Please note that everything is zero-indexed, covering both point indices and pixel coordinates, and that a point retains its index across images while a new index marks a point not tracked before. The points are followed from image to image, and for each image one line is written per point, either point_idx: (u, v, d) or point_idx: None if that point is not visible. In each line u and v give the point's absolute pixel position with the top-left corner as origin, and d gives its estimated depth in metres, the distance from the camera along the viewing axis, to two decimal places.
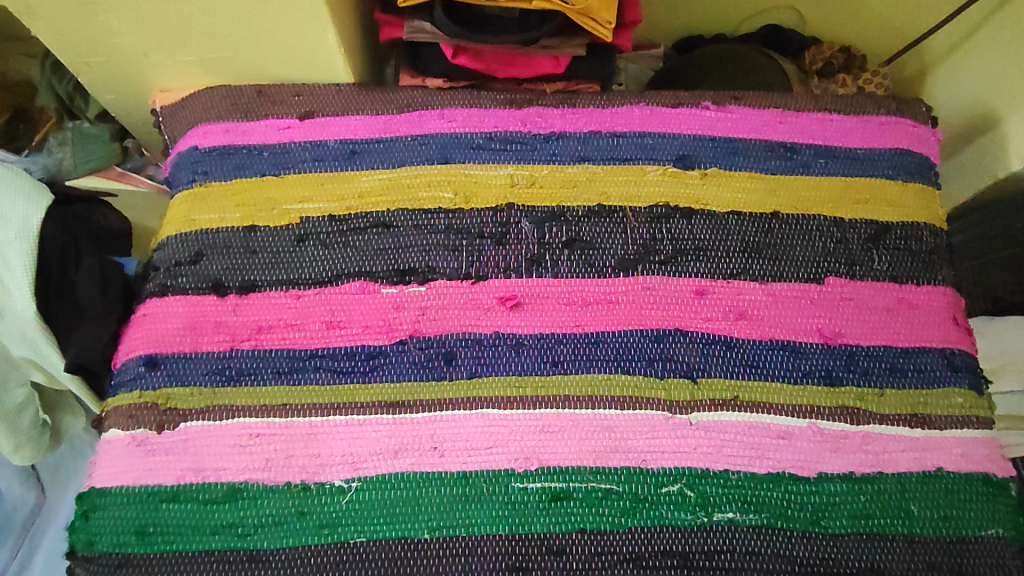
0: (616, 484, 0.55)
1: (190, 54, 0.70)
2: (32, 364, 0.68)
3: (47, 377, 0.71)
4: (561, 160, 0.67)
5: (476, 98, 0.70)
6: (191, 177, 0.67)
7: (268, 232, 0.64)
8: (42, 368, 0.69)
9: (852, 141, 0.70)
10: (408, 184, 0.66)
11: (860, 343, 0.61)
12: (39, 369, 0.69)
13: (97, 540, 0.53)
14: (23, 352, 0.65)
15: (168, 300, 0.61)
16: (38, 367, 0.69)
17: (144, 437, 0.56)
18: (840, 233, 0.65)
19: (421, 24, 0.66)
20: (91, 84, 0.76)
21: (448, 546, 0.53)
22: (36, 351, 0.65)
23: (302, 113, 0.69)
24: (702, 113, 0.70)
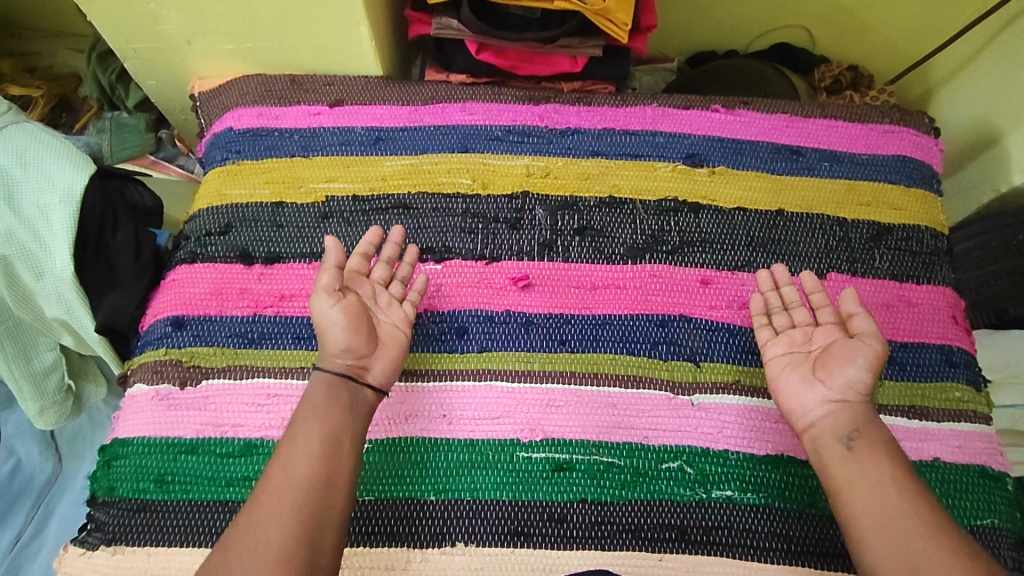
0: (618, 457, 0.57)
1: (230, 42, 0.75)
2: (65, 327, 0.72)
3: (77, 342, 0.74)
4: (575, 153, 0.70)
5: (497, 93, 0.74)
6: (224, 155, 0.72)
7: (296, 208, 0.68)
8: (74, 331, 0.72)
9: (856, 147, 0.73)
10: (430, 170, 0.70)
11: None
12: (71, 333, 0.73)
13: (118, 486, 0.56)
14: (58, 313, 0.69)
15: (197, 266, 0.65)
16: (70, 331, 0.72)
17: (168, 392, 0.59)
18: (843, 231, 0.68)
19: (448, 20, 0.70)
20: (134, 69, 0.80)
21: (454, 507, 0.56)
22: (70, 312, 0.69)
23: (331, 101, 0.73)
24: (713, 115, 0.73)
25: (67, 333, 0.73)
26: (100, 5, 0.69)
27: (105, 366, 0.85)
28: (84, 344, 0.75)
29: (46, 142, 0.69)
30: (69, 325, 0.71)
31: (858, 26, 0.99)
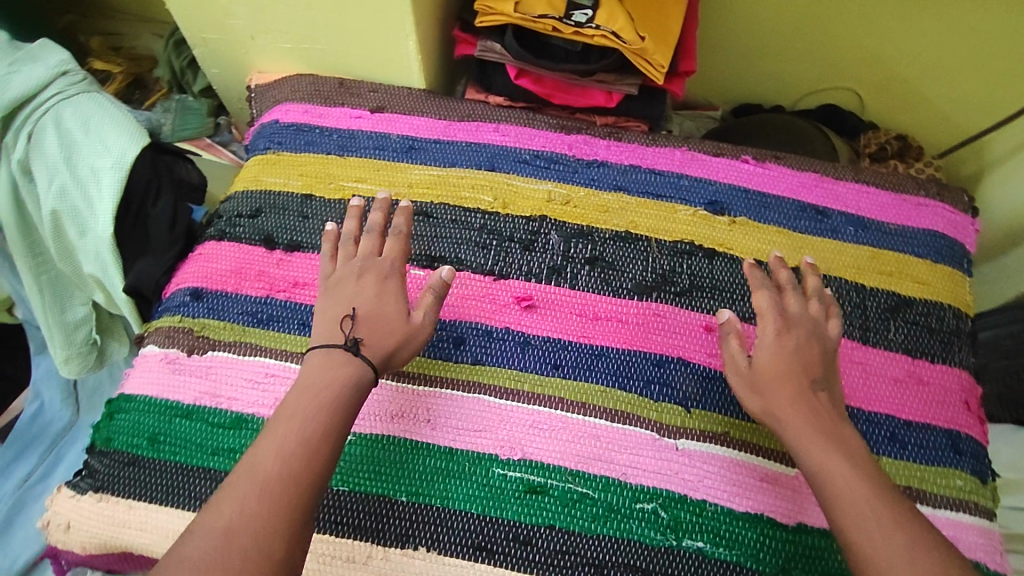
0: (593, 490, 0.57)
1: (290, 42, 0.80)
2: (100, 285, 0.77)
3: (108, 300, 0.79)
4: (598, 185, 0.71)
5: (531, 118, 0.76)
6: (267, 144, 0.76)
7: (323, 202, 0.71)
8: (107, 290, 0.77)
9: (885, 216, 0.71)
10: (455, 183, 0.72)
11: (865, 409, 0.60)
12: (104, 291, 0.78)
13: (115, 438, 0.59)
14: (95, 269, 0.74)
15: (223, 244, 0.69)
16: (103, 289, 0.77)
17: (176, 357, 0.62)
18: (859, 298, 0.66)
19: (491, 45, 0.73)
20: (202, 57, 0.87)
21: (428, 511, 0.56)
22: (106, 270, 0.73)
23: (373, 107, 0.77)
24: (741, 165, 0.73)
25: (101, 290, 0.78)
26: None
27: (130, 326, 0.89)
28: (114, 304, 0.79)
29: (110, 111, 0.74)
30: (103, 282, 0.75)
31: (910, 97, 0.98)
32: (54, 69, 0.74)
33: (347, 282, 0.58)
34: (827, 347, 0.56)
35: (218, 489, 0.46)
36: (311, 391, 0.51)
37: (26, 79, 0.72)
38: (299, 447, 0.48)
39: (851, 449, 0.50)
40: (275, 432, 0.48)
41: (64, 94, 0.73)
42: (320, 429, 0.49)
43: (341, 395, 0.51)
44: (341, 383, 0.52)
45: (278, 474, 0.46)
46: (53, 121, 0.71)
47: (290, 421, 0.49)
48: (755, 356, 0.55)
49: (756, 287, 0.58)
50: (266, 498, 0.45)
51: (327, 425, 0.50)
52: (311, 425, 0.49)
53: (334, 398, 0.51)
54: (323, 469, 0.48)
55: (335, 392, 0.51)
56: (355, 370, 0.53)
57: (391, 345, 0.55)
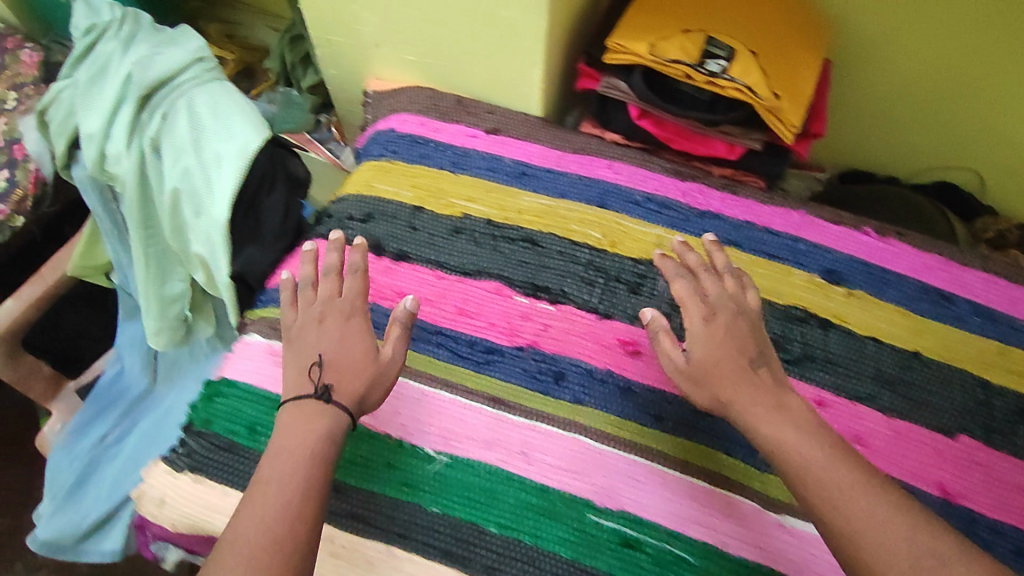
0: (691, 554, 0.54)
1: (413, 53, 0.80)
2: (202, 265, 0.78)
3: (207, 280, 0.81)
4: (712, 237, 0.70)
5: (647, 160, 0.75)
6: (382, 152, 0.77)
7: (433, 217, 0.72)
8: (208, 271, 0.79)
9: (1015, 311, 0.67)
10: (564, 215, 0.72)
11: (889, 470, 0.58)
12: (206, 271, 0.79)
13: (214, 421, 0.60)
14: (202, 251, 0.75)
15: (333, 243, 0.69)
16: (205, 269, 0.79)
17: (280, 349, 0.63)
18: (984, 395, 0.62)
19: (616, 82, 0.72)
20: (322, 57, 0.89)
21: (428, 536, 0.55)
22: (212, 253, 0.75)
23: (488, 127, 0.77)
24: (862, 237, 0.71)
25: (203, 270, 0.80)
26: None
27: (219, 309, 0.92)
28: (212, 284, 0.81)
29: (237, 100, 0.75)
30: (207, 264, 0.77)
31: None
32: (193, 56, 0.76)
33: (310, 326, 0.57)
34: (753, 320, 0.54)
35: (204, 564, 0.44)
36: (281, 453, 0.49)
37: (166, 62, 0.75)
38: (287, 512, 0.45)
39: (801, 421, 0.48)
40: (256, 495, 0.46)
41: (198, 80, 0.75)
42: (304, 487, 0.47)
43: (324, 450, 0.50)
44: (309, 437, 0.50)
45: (271, 538, 0.44)
46: (184, 104, 0.73)
47: (271, 484, 0.47)
48: (689, 352, 0.52)
49: (674, 279, 0.56)
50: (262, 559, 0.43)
51: (308, 481, 0.48)
52: (287, 479, 0.47)
53: (309, 454, 0.49)
54: (307, 527, 0.46)
55: (316, 447, 0.50)
56: (331, 419, 0.51)
57: (354, 383, 0.54)
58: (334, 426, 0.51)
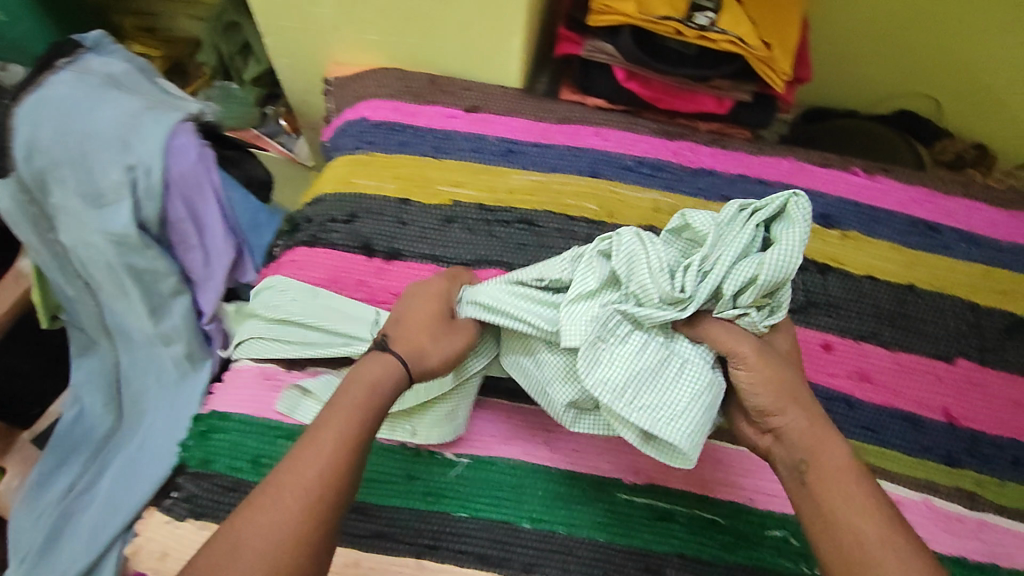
0: (721, 516, 0.56)
1: (377, 34, 0.74)
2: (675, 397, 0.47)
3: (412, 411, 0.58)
4: (706, 195, 0.69)
5: (632, 122, 0.73)
6: (356, 145, 0.71)
7: (421, 207, 0.67)
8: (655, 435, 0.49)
9: (999, 234, 0.69)
10: (557, 190, 0.69)
11: (827, 383, 0.61)
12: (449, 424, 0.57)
13: (212, 460, 0.57)
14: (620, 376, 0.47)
15: (317, 250, 0.66)
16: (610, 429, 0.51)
17: (273, 372, 0.61)
18: (974, 317, 0.66)
19: (603, 45, 0.69)
20: (270, 46, 0.80)
21: (397, 526, 0.54)
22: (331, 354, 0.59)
23: (467, 105, 0.73)
24: (851, 178, 0.71)
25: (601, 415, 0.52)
26: None
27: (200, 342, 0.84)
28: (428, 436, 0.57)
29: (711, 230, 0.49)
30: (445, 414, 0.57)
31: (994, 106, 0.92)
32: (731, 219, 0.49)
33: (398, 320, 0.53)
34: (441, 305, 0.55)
35: (237, 510, 0.41)
36: (353, 381, 0.48)
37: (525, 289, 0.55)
38: (328, 477, 0.42)
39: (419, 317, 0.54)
40: (326, 425, 0.45)
41: (682, 280, 0.47)
42: (348, 450, 0.44)
43: (376, 402, 0.47)
44: (376, 382, 0.48)
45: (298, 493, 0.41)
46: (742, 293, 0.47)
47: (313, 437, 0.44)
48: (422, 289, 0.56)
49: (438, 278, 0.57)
50: (333, 452, 0.44)
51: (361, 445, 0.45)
52: (330, 442, 0.44)
53: (373, 401, 0.47)
54: (362, 445, 0.45)
55: (363, 392, 0.47)
56: (386, 374, 0.49)
57: (428, 355, 0.51)
58: (384, 388, 0.48)
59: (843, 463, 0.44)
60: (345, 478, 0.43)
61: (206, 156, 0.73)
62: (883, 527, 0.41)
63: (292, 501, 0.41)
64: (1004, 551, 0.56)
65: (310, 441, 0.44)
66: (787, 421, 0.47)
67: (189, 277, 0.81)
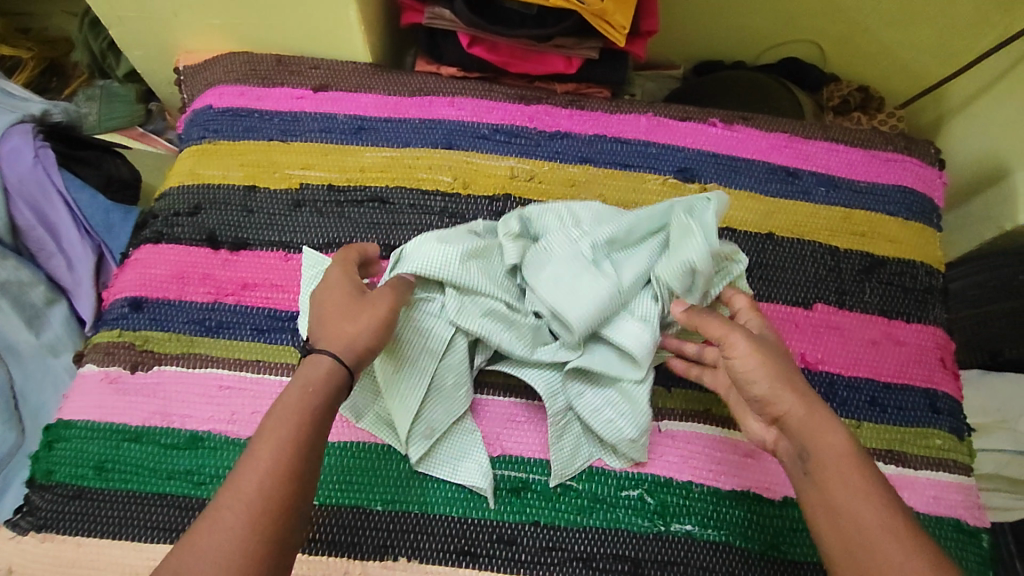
0: (578, 481, 0.56)
1: (217, 17, 0.71)
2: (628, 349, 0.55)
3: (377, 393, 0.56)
4: (563, 158, 0.68)
5: (488, 90, 0.71)
6: (201, 134, 0.69)
7: (269, 193, 0.66)
8: (637, 401, 0.55)
9: (855, 174, 0.70)
10: (410, 164, 0.67)
11: None
12: (411, 406, 0.55)
13: (55, 470, 0.55)
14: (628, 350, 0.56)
15: (161, 247, 0.63)
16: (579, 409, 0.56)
17: (117, 375, 0.58)
18: (834, 261, 0.66)
19: (441, 11, 0.67)
20: (117, 38, 0.76)
21: None
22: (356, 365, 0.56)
23: (316, 85, 0.71)
24: (709, 129, 0.71)
25: (582, 377, 0.57)
26: None
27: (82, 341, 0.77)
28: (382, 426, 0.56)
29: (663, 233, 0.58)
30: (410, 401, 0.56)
31: (872, 48, 0.92)
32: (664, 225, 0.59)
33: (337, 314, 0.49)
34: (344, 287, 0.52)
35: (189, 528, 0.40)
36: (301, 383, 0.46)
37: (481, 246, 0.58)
38: (271, 484, 0.41)
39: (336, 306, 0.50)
40: (273, 430, 0.43)
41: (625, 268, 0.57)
42: (291, 456, 0.42)
43: (321, 403, 0.45)
44: (319, 384, 0.46)
45: (248, 508, 0.40)
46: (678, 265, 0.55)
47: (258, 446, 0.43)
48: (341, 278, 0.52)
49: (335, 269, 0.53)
50: (285, 455, 0.42)
51: (307, 445, 0.44)
52: (283, 445, 0.43)
53: (316, 399, 0.45)
54: (312, 446, 0.44)
55: (313, 393, 0.45)
56: (328, 374, 0.46)
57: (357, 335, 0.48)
58: (331, 390, 0.46)
59: (838, 454, 0.45)
60: (293, 482, 0.42)
61: (44, 157, 0.72)
62: (869, 492, 0.43)
63: (238, 517, 0.40)
64: None
65: (258, 446, 0.43)
66: (786, 409, 0.47)
67: (60, 285, 0.78)
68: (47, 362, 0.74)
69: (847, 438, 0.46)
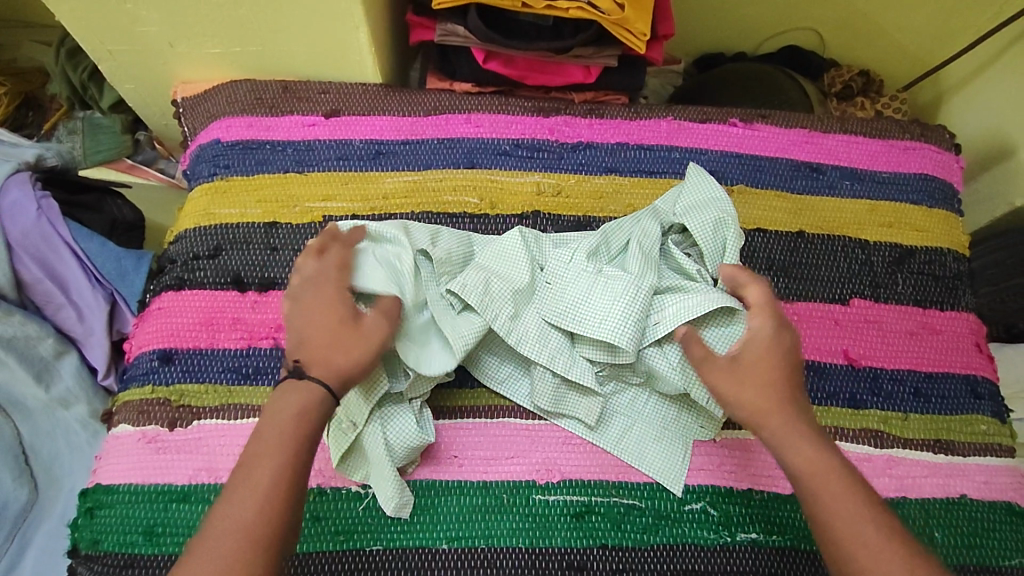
0: (640, 499, 0.56)
1: (217, 46, 0.68)
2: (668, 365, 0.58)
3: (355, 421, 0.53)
4: (588, 170, 0.67)
5: (505, 104, 0.69)
6: (211, 170, 0.66)
7: (291, 229, 0.63)
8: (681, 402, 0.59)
9: (877, 165, 0.70)
10: (434, 187, 0.65)
11: None
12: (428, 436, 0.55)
13: (102, 539, 0.53)
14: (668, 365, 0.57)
15: (185, 294, 0.61)
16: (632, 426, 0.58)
17: (156, 434, 0.56)
18: (866, 254, 0.66)
19: (454, 27, 0.65)
20: (108, 73, 0.71)
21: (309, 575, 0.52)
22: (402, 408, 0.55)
23: (327, 111, 0.68)
24: (730, 129, 0.70)
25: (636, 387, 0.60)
26: (66, 4, 0.61)
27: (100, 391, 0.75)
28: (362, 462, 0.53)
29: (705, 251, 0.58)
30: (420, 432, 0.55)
31: (871, 31, 0.92)
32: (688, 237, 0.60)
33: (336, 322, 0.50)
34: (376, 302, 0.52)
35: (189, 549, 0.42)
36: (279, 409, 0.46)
37: (514, 249, 0.59)
38: (257, 498, 0.42)
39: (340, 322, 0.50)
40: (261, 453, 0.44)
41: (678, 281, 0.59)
42: (274, 483, 0.43)
43: (303, 429, 0.45)
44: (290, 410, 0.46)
45: (233, 533, 0.41)
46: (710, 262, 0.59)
47: (242, 472, 0.44)
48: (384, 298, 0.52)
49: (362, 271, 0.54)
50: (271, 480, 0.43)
51: (292, 471, 0.44)
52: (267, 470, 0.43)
53: (287, 427, 0.45)
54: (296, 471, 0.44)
55: (288, 421, 0.45)
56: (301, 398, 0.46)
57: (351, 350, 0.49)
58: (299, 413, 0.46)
59: (813, 467, 0.46)
60: (279, 504, 0.43)
61: (47, 208, 0.71)
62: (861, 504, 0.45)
63: (232, 538, 0.41)
64: (913, 483, 0.58)
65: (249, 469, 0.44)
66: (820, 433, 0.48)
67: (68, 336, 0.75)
68: (58, 416, 0.72)
69: (821, 444, 0.47)
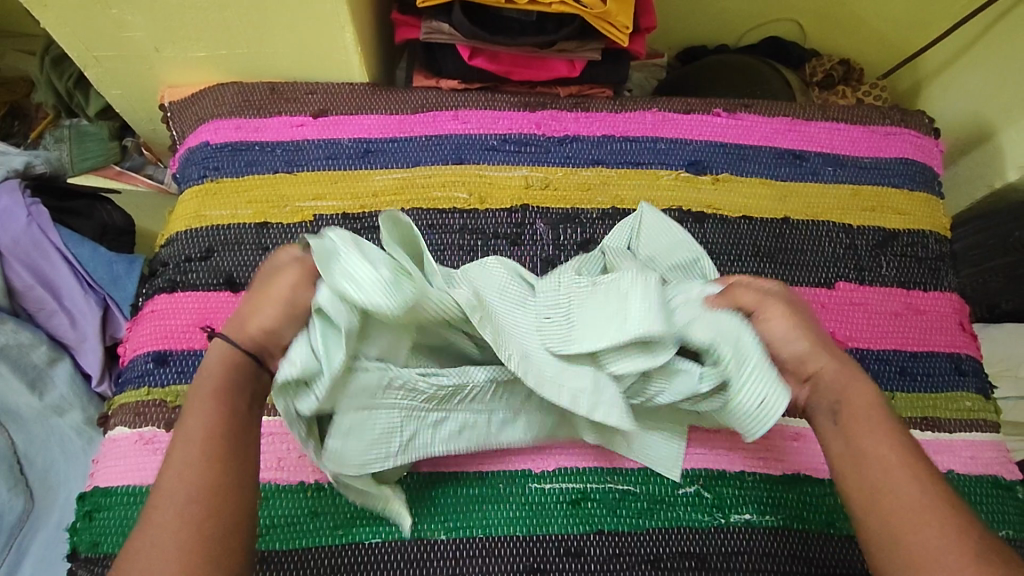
0: (635, 484, 0.57)
1: (203, 50, 0.68)
2: None
3: None
4: (575, 162, 0.68)
5: (491, 100, 0.70)
6: (201, 172, 0.66)
7: (282, 229, 0.64)
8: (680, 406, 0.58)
9: (858, 151, 0.71)
10: (422, 183, 0.66)
11: None
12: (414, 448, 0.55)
13: (102, 541, 0.53)
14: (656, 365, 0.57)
15: (178, 295, 0.61)
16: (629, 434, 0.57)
17: (152, 435, 0.56)
18: (849, 238, 0.67)
19: (439, 25, 0.66)
20: (95, 79, 0.72)
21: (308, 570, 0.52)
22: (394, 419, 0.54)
23: (315, 111, 0.68)
24: (713, 119, 0.71)
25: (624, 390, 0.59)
26: (52, 10, 0.61)
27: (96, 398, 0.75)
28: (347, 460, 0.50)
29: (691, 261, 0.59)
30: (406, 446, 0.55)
31: (850, 20, 0.94)
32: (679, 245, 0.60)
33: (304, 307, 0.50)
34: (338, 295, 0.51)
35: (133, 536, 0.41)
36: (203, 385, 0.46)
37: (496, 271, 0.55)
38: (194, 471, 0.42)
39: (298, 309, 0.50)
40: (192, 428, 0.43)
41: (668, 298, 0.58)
42: (202, 451, 0.42)
43: (226, 389, 0.45)
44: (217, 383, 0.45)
45: (180, 503, 0.41)
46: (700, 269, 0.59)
47: (176, 449, 0.43)
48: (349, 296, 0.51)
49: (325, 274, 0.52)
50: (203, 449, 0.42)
51: (217, 427, 0.44)
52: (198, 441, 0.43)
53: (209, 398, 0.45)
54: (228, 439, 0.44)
55: (214, 393, 0.45)
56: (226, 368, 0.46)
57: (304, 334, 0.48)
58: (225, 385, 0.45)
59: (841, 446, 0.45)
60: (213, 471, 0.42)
61: (37, 214, 0.71)
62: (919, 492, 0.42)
63: (173, 514, 0.40)
64: None
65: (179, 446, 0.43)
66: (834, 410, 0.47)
67: (61, 343, 0.74)
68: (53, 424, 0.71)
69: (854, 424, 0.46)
